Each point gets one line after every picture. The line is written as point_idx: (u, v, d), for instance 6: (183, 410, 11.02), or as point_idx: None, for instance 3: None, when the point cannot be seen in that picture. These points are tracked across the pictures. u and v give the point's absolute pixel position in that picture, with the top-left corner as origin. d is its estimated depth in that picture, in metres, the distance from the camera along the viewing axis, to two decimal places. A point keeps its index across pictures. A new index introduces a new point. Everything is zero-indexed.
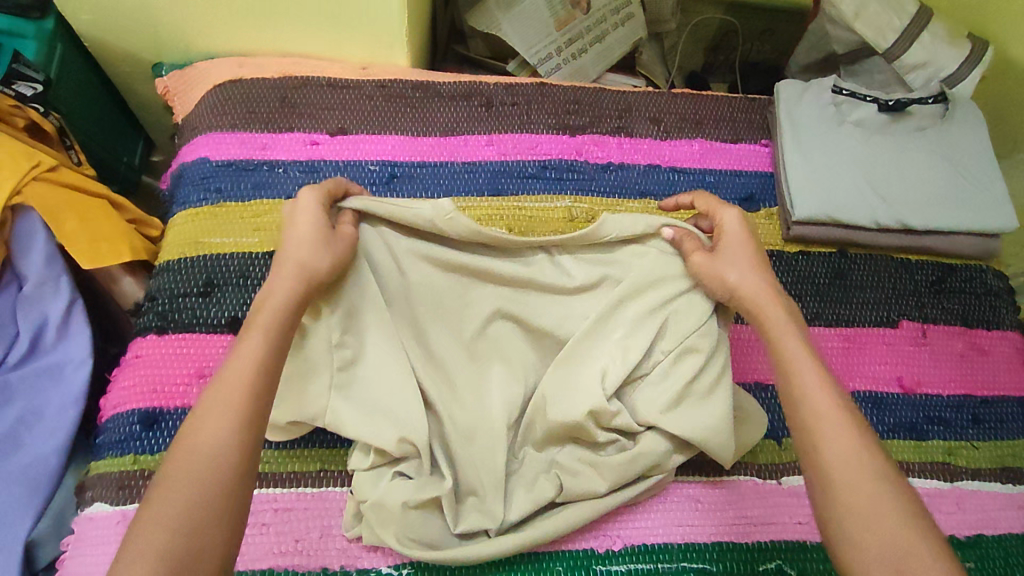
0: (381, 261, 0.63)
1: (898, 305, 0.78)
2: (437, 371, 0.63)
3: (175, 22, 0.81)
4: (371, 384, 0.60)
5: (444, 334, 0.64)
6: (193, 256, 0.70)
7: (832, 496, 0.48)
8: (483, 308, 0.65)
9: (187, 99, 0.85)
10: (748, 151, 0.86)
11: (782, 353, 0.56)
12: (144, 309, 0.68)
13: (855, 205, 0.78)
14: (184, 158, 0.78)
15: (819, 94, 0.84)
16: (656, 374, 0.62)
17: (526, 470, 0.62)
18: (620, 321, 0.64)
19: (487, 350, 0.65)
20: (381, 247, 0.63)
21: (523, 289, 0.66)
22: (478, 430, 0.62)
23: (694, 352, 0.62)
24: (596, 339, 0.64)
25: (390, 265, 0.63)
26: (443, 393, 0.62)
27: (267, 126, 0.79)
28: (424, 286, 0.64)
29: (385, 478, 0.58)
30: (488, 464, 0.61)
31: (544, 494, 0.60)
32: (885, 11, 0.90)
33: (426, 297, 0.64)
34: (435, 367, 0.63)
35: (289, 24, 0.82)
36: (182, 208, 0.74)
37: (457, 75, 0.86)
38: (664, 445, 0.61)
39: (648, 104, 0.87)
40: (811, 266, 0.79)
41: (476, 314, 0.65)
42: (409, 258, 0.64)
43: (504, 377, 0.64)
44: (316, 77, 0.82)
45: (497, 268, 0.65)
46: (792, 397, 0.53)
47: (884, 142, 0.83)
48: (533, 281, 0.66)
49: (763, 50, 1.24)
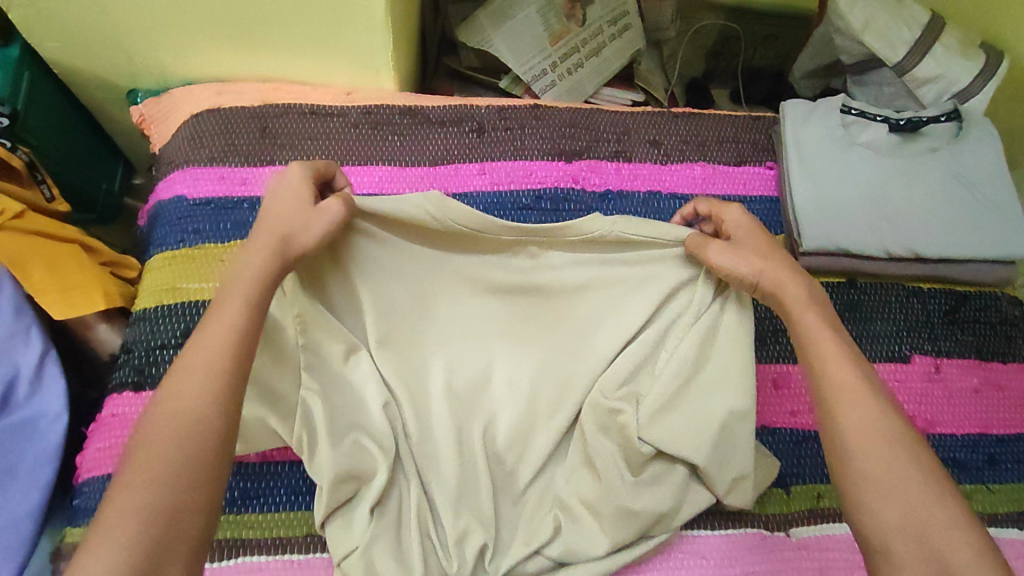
0: (375, 274, 0.62)
1: (909, 338, 0.76)
2: (428, 394, 0.63)
3: (149, 47, 0.77)
4: (361, 407, 0.61)
5: (440, 347, 0.64)
6: (170, 304, 0.67)
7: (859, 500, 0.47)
8: (474, 321, 0.65)
9: (165, 128, 0.81)
10: (751, 174, 0.82)
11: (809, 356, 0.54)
12: (120, 362, 0.65)
13: (865, 234, 0.75)
14: (161, 196, 0.74)
15: (828, 115, 0.80)
16: (656, 395, 0.62)
17: (529, 501, 0.63)
18: (614, 326, 0.65)
19: (477, 364, 0.65)
20: (371, 255, 0.61)
21: (517, 299, 0.66)
22: (467, 452, 0.62)
23: (699, 355, 0.62)
24: (587, 349, 0.66)
25: (384, 273, 0.62)
26: (427, 419, 0.62)
27: (247, 160, 0.75)
28: (416, 301, 0.64)
29: (357, 522, 0.57)
30: (483, 494, 0.60)
31: (541, 531, 0.60)
32: (896, 22, 0.85)
33: (416, 313, 0.64)
34: (423, 389, 0.63)
35: (269, 49, 0.77)
36: (158, 250, 0.71)
37: (447, 99, 0.82)
38: (681, 470, 0.61)
39: (647, 125, 0.83)
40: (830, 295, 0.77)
41: (467, 328, 0.65)
42: (398, 265, 0.63)
43: (492, 389, 0.65)
44: (297, 105, 0.78)
45: (490, 277, 0.64)
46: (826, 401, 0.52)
47: (896, 164, 0.79)
48: (528, 288, 0.65)
49: (766, 56, 1.19)
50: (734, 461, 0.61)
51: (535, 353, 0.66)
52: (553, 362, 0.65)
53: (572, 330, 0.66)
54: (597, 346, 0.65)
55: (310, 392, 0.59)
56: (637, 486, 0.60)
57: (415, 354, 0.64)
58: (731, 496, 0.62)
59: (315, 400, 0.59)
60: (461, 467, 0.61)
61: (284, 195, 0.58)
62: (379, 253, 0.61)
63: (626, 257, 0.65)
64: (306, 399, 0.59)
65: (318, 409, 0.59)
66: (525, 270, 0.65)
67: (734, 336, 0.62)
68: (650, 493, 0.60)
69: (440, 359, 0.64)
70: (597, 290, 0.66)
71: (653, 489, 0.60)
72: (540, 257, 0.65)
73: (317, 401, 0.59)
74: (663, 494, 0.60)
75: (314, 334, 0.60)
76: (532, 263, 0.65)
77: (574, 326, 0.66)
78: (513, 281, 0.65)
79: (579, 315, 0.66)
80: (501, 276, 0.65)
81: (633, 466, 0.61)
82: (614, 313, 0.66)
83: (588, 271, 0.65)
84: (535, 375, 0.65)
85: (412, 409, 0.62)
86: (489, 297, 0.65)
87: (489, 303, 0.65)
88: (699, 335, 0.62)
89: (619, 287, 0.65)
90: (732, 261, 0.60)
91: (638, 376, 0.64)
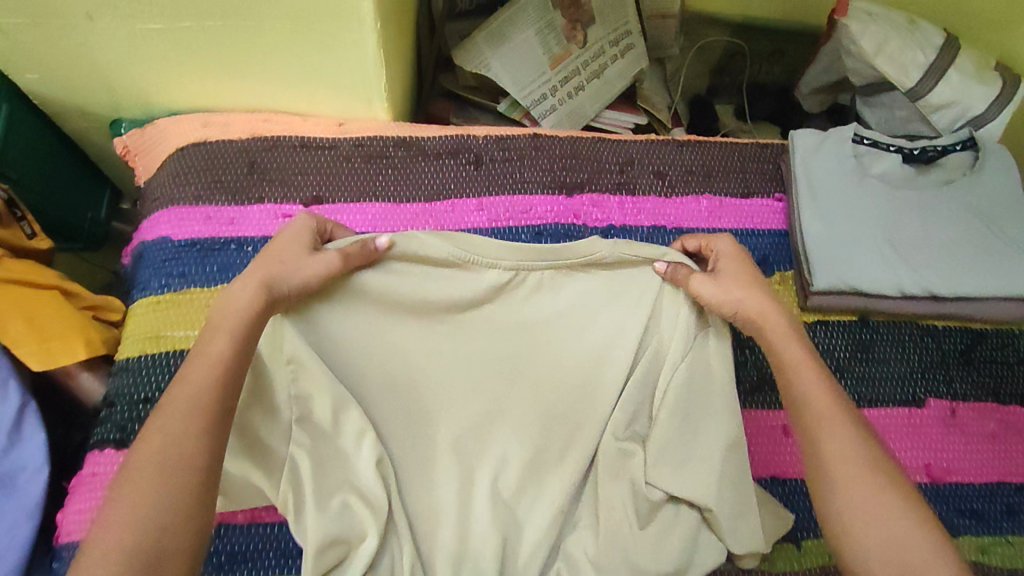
0: (368, 325, 0.61)
1: (924, 380, 0.73)
2: (423, 449, 0.62)
3: (130, 79, 0.73)
4: (352, 465, 0.59)
5: (440, 394, 0.63)
6: (154, 354, 0.65)
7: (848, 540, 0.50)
8: (470, 372, 0.63)
9: (150, 161, 0.78)
10: (759, 206, 0.79)
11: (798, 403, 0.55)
12: (102, 417, 0.63)
13: (878, 274, 0.72)
14: (145, 236, 0.71)
15: (839, 144, 0.77)
16: (658, 439, 0.61)
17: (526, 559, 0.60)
18: (615, 361, 0.64)
19: (475, 417, 0.63)
20: (374, 293, 0.61)
21: (519, 334, 0.64)
22: (465, 506, 0.61)
23: (694, 392, 0.61)
24: (588, 395, 0.64)
25: (383, 316, 0.62)
26: (422, 471, 0.62)
27: (235, 198, 0.72)
28: (410, 353, 0.62)
29: None
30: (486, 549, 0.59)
31: None
32: (908, 46, 0.82)
33: (416, 353, 0.63)
34: (418, 443, 0.62)
35: (256, 81, 0.73)
36: (142, 294, 0.68)
37: (443, 129, 0.79)
38: (688, 515, 0.59)
39: (651, 155, 0.80)
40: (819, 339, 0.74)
41: (464, 380, 0.63)
42: (391, 315, 0.62)
43: (490, 441, 0.63)
44: (286, 138, 0.75)
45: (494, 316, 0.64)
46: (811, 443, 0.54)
47: (910, 197, 0.76)
48: (533, 326, 0.65)
49: (772, 71, 1.16)
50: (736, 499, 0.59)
51: (533, 400, 0.64)
52: (553, 409, 0.64)
53: (572, 376, 0.64)
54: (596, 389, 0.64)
55: (297, 450, 0.56)
56: (644, 530, 0.59)
57: (412, 408, 0.62)
58: (735, 539, 0.59)
59: (301, 458, 0.56)
60: (458, 522, 0.60)
61: (286, 243, 0.59)
62: (374, 297, 0.61)
63: (617, 284, 0.64)
64: (294, 458, 0.56)
65: (307, 471, 0.56)
66: (525, 305, 0.64)
67: (720, 368, 0.61)
68: (659, 543, 0.58)
69: (435, 412, 0.63)
70: (594, 328, 0.64)
71: (661, 530, 0.59)
72: (535, 290, 0.64)
73: (306, 462, 0.56)
74: (672, 545, 0.58)
75: (303, 385, 0.57)
76: (535, 297, 0.64)
77: (575, 370, 0.65)
78: (508, 322, 0.64)
79: (576, 356, 0.65)
80: (495, 318, 0.64)
81: (642, 514, 0.60)
82: (612, 343, 0.64)
83: (584, 308, 0.64)
84: (534, 424, 0.64)
85: (408, 462, 0.61)
86: (486, 340, 0.64)
87: (485, 352, 0.64)
88: (689, 367, 0.61)
89: (616, 322, 0.64)
90: (714, 293, 0.60)
91: (636, 426, 0.63)
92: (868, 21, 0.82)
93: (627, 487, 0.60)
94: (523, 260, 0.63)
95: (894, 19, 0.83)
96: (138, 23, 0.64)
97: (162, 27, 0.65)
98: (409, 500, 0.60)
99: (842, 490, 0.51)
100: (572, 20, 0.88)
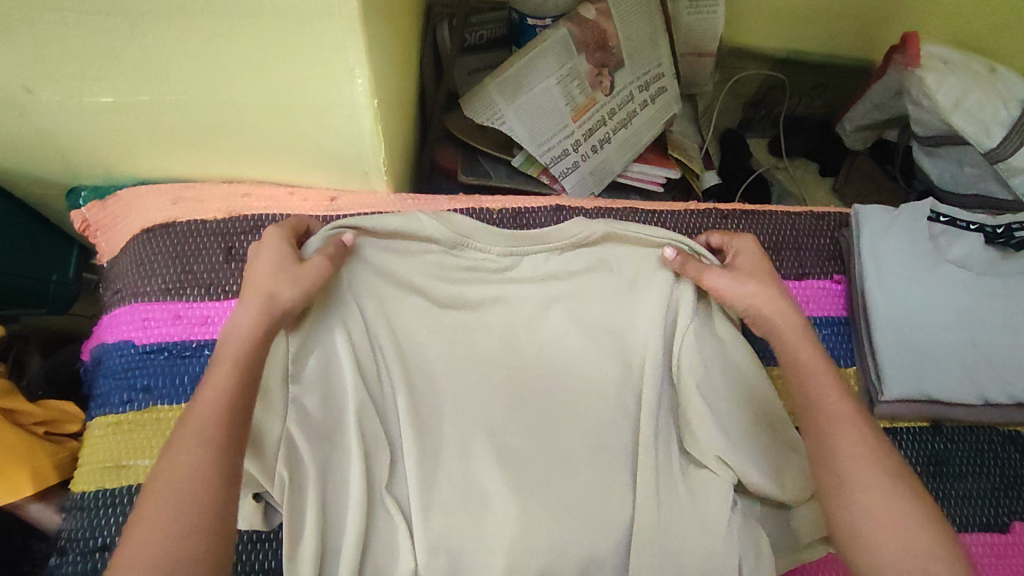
0: (384, 324, 0.56)
1: (1006, 498, 0.64)
2: (427, 440, 0.54)
3: (85, 152, 0.62)
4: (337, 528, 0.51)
5: (457, 368, 0.57)
6: (113, 487, 0.56)
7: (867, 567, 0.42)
8: (479, 349, 0.58)
9: (114, 239, 0.67)
10: (813, 289, 0.69)
11: (812, 420, 0.48)
12: (52, 566, 0.54)
13: (956, 378, 0.63)
14: (105, 337, 0.62)
15: (913, 222, 0.67)
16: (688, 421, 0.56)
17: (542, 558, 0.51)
18: (618, 340, 0.59)
19: (477, 402, 0.56)
20: (366, 268, 0.56)
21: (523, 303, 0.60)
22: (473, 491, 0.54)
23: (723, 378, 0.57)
24: (596, 387, 0.58)
25: (389, 284, 0.57)
26: (421, 467, 0.53)
27: (208, 290, 0.61)
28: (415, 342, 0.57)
29: None
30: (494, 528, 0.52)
31: None
32: (989, 100, 0.74)
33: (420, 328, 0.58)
34: (422, 432, 0.54)
35: (234, 153, 0.62)
36: (100, 411, 0.59)
37: (451, 200, 0.68)
38: (726, 476, 0.54)
39: (691, 227, 0.70)
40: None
41: (472, 361, 0.58)
42: (388, 285, 0.57)
43: (496, 427, 0.56)
44: (268, 217, 0.64)
45: (486, 292, 0.60)
46: (821, 455, 0.47)
47: (996, 288, 0.66)
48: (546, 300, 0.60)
49: (812, 105, 1.05)
50: (776, 479, 0.55)
51: (543, 377, 0.59)
52: (560, 388, 0.58)
53: (574, 358, 0.59)
54: (592, 365, 0.59)
55: (298, 433, 0.50)
56: None
57: (431, 386, 0.56)
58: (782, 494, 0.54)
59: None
60: (461, 498, 0.53)
61: (262, 256, 0.52)
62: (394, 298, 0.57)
63: (606, 254, 0.61)
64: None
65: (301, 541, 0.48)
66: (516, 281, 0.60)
67: (739, 353, 0.58)
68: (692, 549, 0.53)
69: (438, 401, 0.56)
70: (599, 299, 0.60)
71: None
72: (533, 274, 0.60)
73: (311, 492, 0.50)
74: None
75: (303, 368, 0.52)
76: (538, 265, 0.60)
77: (591, 354, 0.59)
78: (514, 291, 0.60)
79: (573, 329, 0.60)
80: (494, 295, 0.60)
81: None
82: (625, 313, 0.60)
83: (586, 279, 0.60)
84: (538, 403, 0.57)
85: (403, 438, 0.53)
86: (495, 321, 0.59)
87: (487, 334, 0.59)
88: (698, 338, 0.58)
89: (621, 287, 0.60)
90: (729, 285, 0.56)
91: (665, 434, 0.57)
92: (945, 71, 0.75)
93: (650, 466, 0.54)
94: (515, 245, 0.60)
95: (973, 68, 0.76)
96: (88, 96, 0.53)
97: (116, 100, 0.54)
98: (416, 466, 0.53)
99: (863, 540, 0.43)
100: (599, 64, 0.78)
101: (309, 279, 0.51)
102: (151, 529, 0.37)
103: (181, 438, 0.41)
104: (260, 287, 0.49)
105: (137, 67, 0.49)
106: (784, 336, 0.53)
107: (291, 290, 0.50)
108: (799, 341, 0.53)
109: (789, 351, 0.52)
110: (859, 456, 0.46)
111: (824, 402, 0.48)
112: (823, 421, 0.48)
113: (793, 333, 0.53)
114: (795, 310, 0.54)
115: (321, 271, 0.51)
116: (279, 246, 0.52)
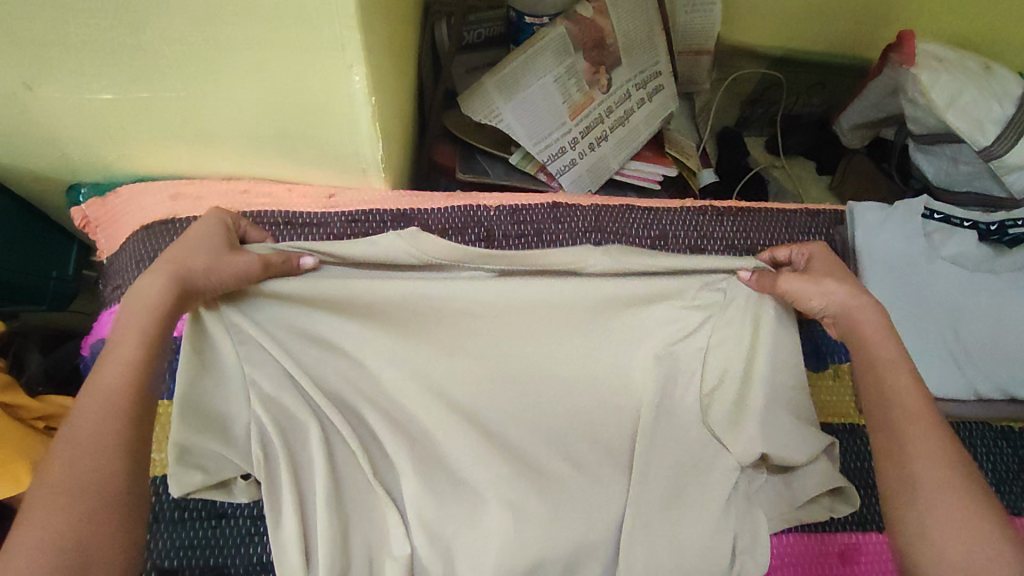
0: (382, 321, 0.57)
1: (998, 493, 0.64)
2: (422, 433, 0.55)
3: (86, 148, 0.62)
4: None
5: (452, 363, 0.58)
6: None
7: (914, 543, 0.43)
8: (461, 332, 0.58)
9: (114, 235, 0.67)
10: None
11: (880, 407, 0.48)
12: None
13: (950, 375, 0.64)
14: (106, 332, 0.62)
15: (907, 219, 0.68)
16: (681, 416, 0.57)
17: (534, 549, 0.52)
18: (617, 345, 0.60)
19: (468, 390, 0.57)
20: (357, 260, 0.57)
21: (527, 312, 0.58)
22: (465, 484, 0.54)
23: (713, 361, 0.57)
24: (592, 375, 0.59)
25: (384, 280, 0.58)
26: (416, 462, 0.53)
27: None
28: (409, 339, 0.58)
29: None
30: (485, 527, 0.52)
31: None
32: (984, 98, 0.75)
33: (414, 321, 0.58)
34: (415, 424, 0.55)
35: (233, 151, 0.62)
36: None
37: (449, 198, 0.69)
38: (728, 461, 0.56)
39: (686, 224, 0.70)
40: (847, 449, 0.65)
41: (465, 357, 0.58)
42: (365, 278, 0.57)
43: (488, 423, 0.57)
44: (266, 212, 0.65)
45: (497, 305, 0.58)
46: (885, 442, 0.47)
47: (990, 285, 0.66)
48: (552, 312, 0.58)
49: (810, 103, 1.05)
50: (794, 446, 0.54)
51: (531, 368, 0.58)
52: (555, 377, 0.58)
53: (567, 343, 0.59)
54: (582, 354, 0.59)
55: (263, 411, 0.50)
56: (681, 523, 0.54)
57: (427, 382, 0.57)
58: (790, 486, 0.55)
59: (191, 441, 0.49)
60: (453, 489, 0.54)
61: (196, 240, 0.51)
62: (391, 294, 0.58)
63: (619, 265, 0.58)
64: (192, 440, 0.48)
65: (294, 536, 0.48)
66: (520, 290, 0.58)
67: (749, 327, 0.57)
68: (683, 541, 0.54)
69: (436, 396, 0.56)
70: (600, 306, 0.58)
71: (691, 526, 0.54)
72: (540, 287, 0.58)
73: (302, 489, 0.50)
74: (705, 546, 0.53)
75: (253, 348, 0.52)
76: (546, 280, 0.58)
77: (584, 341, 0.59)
78: (499, 298, 0.58)
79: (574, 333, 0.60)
80: (496, 303, 0.58)
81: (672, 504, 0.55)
82: (639, 323, 0.59)
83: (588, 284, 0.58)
84: (533, 397, 0.58)
85: (388, 430, 0.54)
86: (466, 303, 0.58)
87: (478, 331, 0.59)
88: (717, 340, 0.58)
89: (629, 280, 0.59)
90: (805, 287, 0.54)
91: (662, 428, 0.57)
92: (939, 70, 0.75)
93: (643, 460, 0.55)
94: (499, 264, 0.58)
95: (968, 66, 0.77)
96: (89, 92, 0.53)
97: (115, 97, 0.54)
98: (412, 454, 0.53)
99: (915, 525, 0.43)
100: (596, 62, 0.78)
101: (231, 272, 0.51)
102: (60, 468, 0.39)
103: (84, 403, 0.42)
104: (182, 257, 0.49)
105: (137, 63, 0.50)
106: (864, 333, 0.52)
107: (211, 276, 0.50)
108: (885, 341, 0.51)
109: (869, 347, 0.51)
110: (934, 461, 0.44)
111: (902, 397, 0.48)
112: (894, 408, 0.47)
113: (878, 332, 0.51)
114: (878, 307, 0.53)
115: (251, 261, 0.52)
116: (213, 232, 0.53)
